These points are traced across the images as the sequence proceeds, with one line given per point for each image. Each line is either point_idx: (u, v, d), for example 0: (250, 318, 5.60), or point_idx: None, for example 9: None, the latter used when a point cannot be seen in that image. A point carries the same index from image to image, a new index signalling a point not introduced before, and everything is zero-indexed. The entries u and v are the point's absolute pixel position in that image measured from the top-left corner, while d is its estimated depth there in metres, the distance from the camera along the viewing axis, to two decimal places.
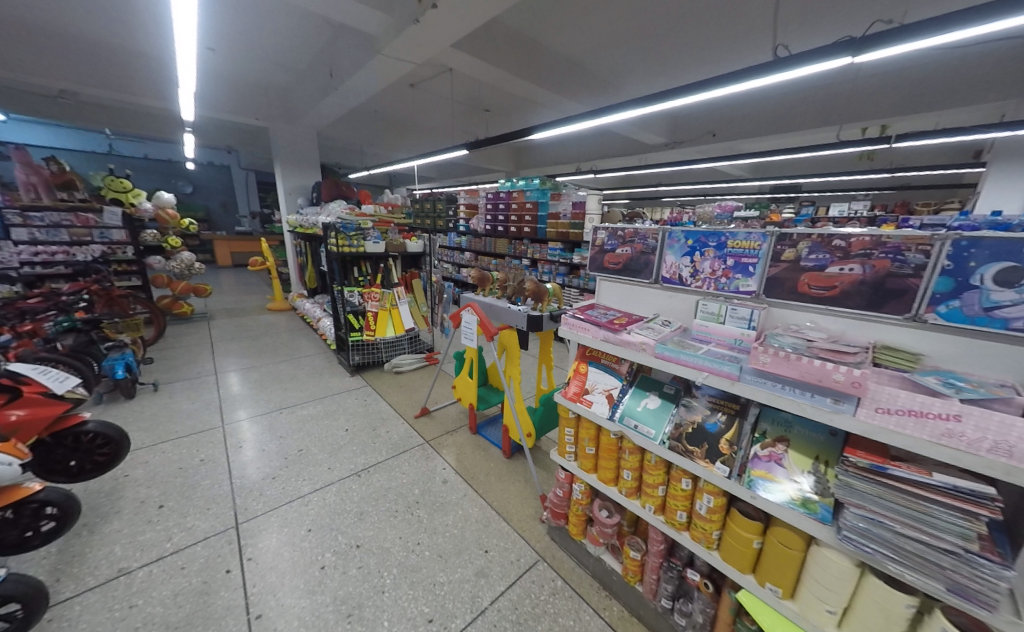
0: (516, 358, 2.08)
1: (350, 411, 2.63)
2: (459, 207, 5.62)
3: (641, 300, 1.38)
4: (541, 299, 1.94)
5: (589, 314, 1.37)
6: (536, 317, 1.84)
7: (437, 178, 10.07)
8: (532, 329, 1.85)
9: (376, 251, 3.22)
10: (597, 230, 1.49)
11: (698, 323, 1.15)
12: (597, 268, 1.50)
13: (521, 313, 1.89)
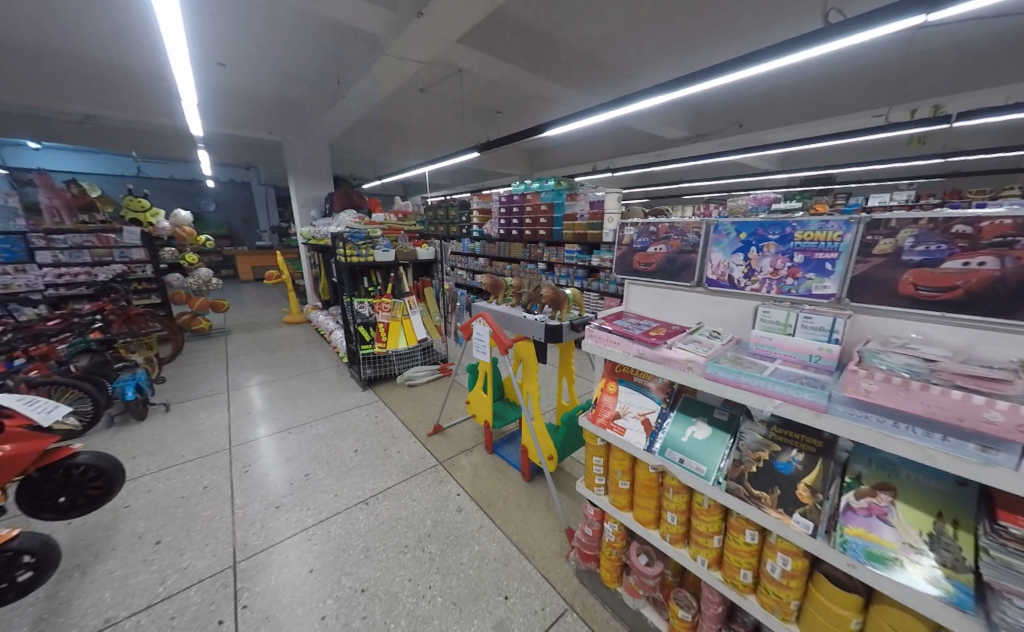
0: (534, 372, 1.85)
1: (360, 429, 2.50)
2: (472, 213, 5.50)
3: (680, 307, 1.17)
4: (560, 307, 1.75)
5: (618, 324, 1.17)
6: (554, 326, 1.65)
7: (451, 185, 10.05)
8: (550, 340, 1.66)
9: (386, 259, 3.11)
10: (624, 226, 1.29)
11: (758, 335, 0.93)
12: (625, 271, 1.30)
13: (537, 323, 1.70)
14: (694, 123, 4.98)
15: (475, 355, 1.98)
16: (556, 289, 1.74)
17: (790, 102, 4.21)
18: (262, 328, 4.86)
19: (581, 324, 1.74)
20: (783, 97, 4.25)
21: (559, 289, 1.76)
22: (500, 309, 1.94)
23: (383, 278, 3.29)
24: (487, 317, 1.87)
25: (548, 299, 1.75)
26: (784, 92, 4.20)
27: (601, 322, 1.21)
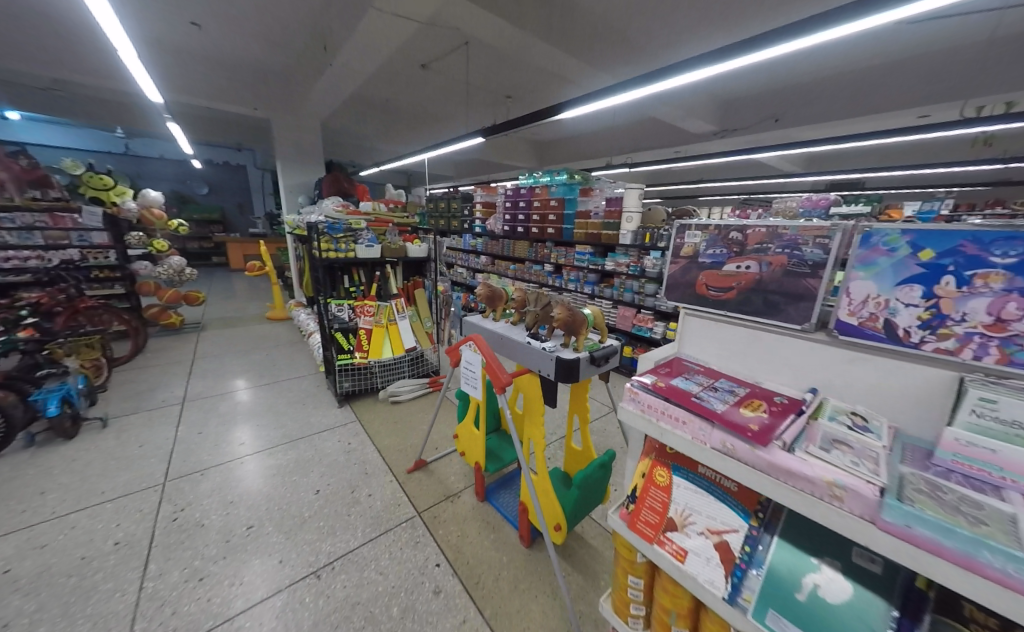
0: (540, 414, 1.41)
1: (328, 460, 2.10)
2: (474, 206, 5.04)
3: (774, 357, 0.77)
4: (577, 334, 1.32)
5: (681, 385, 0.74)
6: (569, 361, 1.22)
7: (456, 177, 9.59)
8: (563, 380, 1.24)
9: (370, 256, 2.67)
10: (683, 231, 0.88)
11: (951, 438, 0.53)
12: (682, 296, 0.90)
13: (547, 354, 1.27)
14: (723, 117, 4.52)
15: (465, 387, 1.57)
16: (572, 310, 1.30)
17: (835, 94, 3.74)
18: (241, 324, 4.46)
19: (604, 356, 1.31)
20: (826, 87, 3.77)
21: (577, 309, 1.33)
22: (500, 328, 1.52)
23: (366, 277, 2.86)
24: (480, 341, 1.44)
25: (560, 324, 1.31)
26: (827, 85, 3.74)
27: (649, 376, 0.80)
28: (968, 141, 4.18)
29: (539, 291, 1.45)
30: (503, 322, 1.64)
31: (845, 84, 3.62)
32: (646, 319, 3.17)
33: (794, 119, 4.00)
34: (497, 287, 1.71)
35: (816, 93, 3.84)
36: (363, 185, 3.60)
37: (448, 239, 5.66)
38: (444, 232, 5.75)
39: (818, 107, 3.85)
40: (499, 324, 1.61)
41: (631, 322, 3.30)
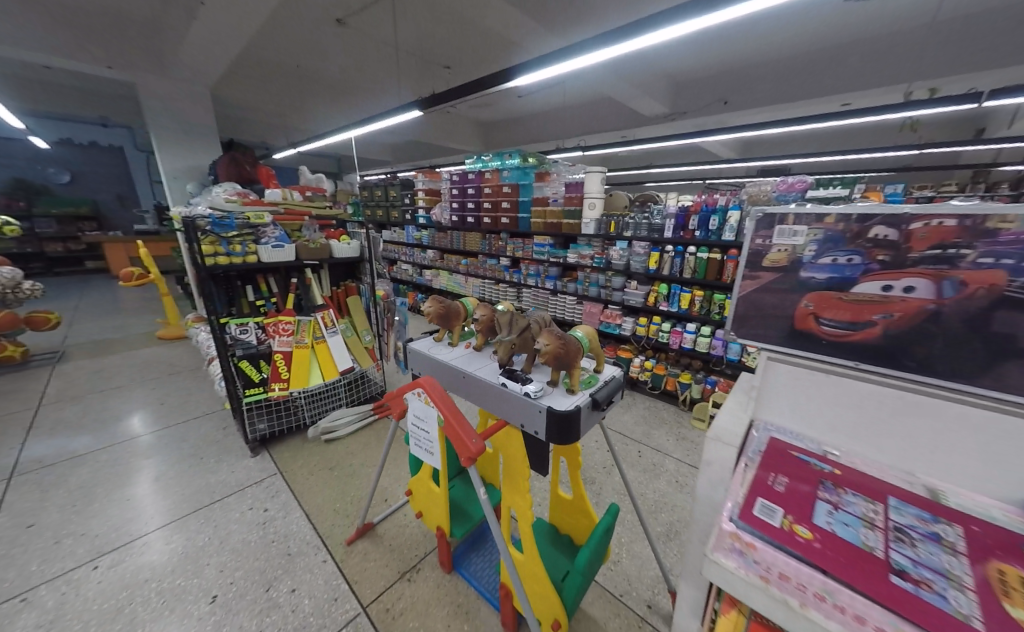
0: (526, 476, 1.01)
1: (233, 545, 1.57)
2: (415, 193, 4.42)
3: (902, 423, 0.66)
4: (570, 370, 0.95)
5: (836, 537, 0.51)
6: (566, 414, 0.83)
7: (392, 162, 8.67)
8: (557, 443, 0.85)
9: (285, 260, 2.08)
10: (771, 235, 0.75)
11: None
12: (763, 321, 0.78)
13: (531, 402, 0.88)
14: (673, 98, 4.35)
15: (416, 446, 1.15)
16: (563, 339, 0.93)
17: (778, 74, 3.68)
18: (118, 349, 3.52)
19: (607, 396, 0.96)
20: (770, 68, 3.70)
21: (569, 335, 0.96)
22: (460, 363, 1.11)
23: (278, 286, 2.24)
24: (432, 387, 1.02)
25: (547, 359, 0.94)
26: (771, 66, 3.68)
27: (771, 510, 0.56)
28: (895, 127, 4.37)
29: (511, 310, 1.07)
30: (465, 350, 1.24)
31: (786, 67, 3.60)
32: (614, 314, 2.91)
33: (743, 102, 3.90)
34: (454, 303, 1.30)
35: (760, 74, 3.77)
36: (267, 168, 2.88)
37: (387, 231, 5.00)
38: (381, 224, 5.07)
39: (763, 88, 3.78)
40: (459, 353, 1.21)
41: (598, 319, 3.01)
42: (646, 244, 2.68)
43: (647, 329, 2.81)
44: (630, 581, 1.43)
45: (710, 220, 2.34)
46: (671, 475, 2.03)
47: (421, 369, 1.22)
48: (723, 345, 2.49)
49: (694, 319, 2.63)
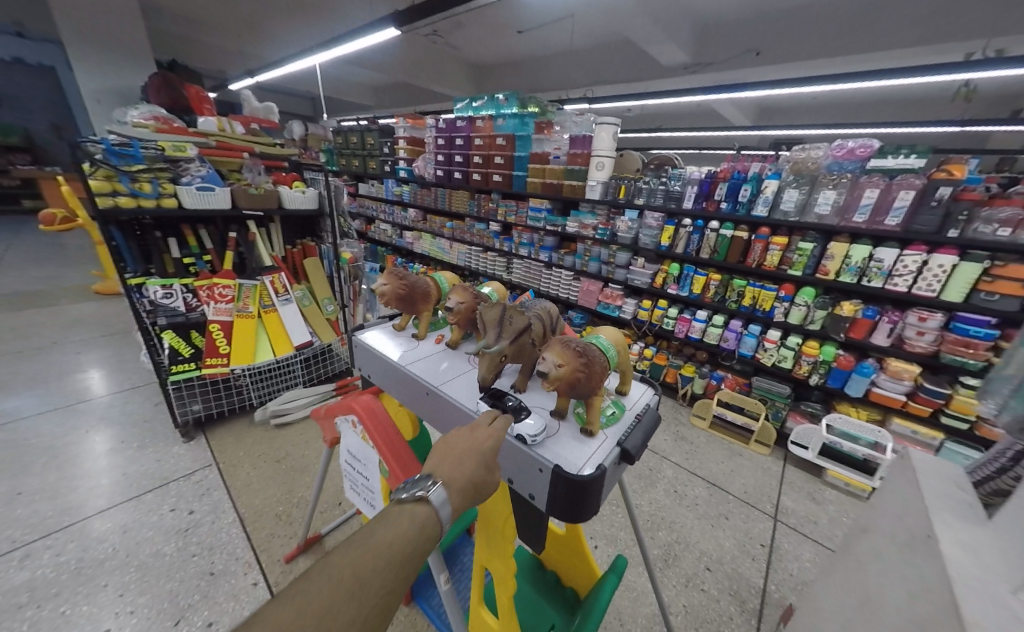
0: (510, 543, 0.75)
1: (141, 560, 1.28)
2: (395, 142, 3.84)
3: None
4: (588, 399, 0.74)
5: None
6: (582, 486, 0.60)
7: (375, 107, 7.80)
8: (562, 518, 0.63)
9: (217, 207, 1.66)
10: None
11: None
12: None
13: (531, 457, 0.65)
14: (695, 47, 3.81)
15: (353, 481, 0.95)
16: (582, 356, 0.70)
17: (818, 22, 3.18)
18: (40, 303, 3.04)
19: (640, 444, 0.74)
20: (809, 13, 3.19)
21: (591, 350, 0.73)
22: (426, 375, 0.88)
23: (214, 240, 1.82)
24: (370, 416, 0.80)
25: (557, 383, 0.71)
26: (814, 10, 3.18)
27: None
28: (944, 99, 3.87)
29: (503, 304, 0.79)
30: (438, 346, 1.04)
31: (830, 12, 3.11)
32: (615, 295, 2.59)
33: (777, 56, 3.40)
34: (420, 280, 1.09)
35: (797, 19, 3.26)
36: (195, 88, 2.31)
37: (364, 184, 4.45)
38: (358, 176, 4.51)
39: (800, 39, 3.29)
40: (428, 355, 0.99)
41: (596, 299, 2.70)
42: (660, 215, 2.32)
43: (651, 314, 2.51)
44: (622, 621, 1.33)
45: (741, 189, 2.00)
46: (669, 482, 1.93)
47: (373, 374, 1.00)
48: (737, 337, 2.23)
49: (705, 306, 2.34)
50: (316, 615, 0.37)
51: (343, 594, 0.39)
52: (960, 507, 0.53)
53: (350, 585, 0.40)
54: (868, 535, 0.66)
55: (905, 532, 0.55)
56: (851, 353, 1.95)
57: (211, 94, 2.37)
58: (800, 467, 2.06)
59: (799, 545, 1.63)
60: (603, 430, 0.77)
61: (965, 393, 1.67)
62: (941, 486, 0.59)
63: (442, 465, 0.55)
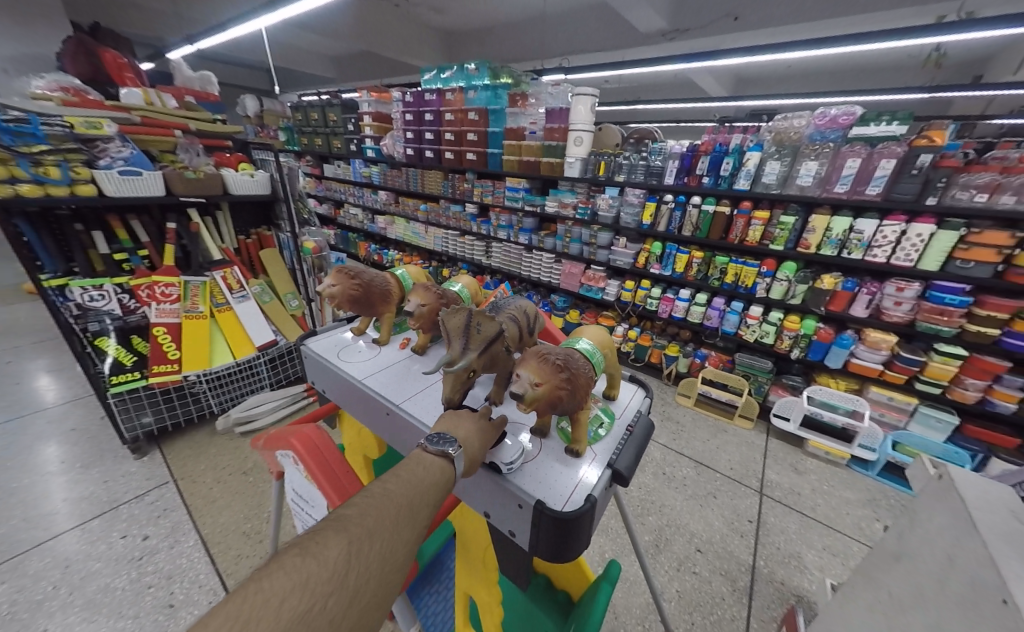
0: (492, 569, 0.81)
1: (87, 597, 1.14)
2: (359, 118, 3.55)
3: None
4: (574, 415, 0.71)
5: None
6: (568, 526, 0.57)
7: (336, 80, 7.24)
8: (547, 558, 0.61)
9: (147, 195, 1.45)
10: None
11: None
12: None
13: (510, 492, 0.62)
14: (673, 12, 3.67)
15: (300, 513, 0.93)
16: (563, 371, 0.67)
17: None
18: None
19: (631, 463, 0.72)
20: None
21: (573, 363, 0.69)
22: (386, 391, 0.82)
23: (148, 231, 1.60)
24: (312, 452, 0.77)
25: (536, 403, 0.67)
26: None
27: None
28: (915, 64, 3.86)
29: (466, 310, 0.72)
30: (403, 353, 0.99)
31: None
32: (597, 277, 2.51)
33: (755, 22, 3.30)
34: (376, 280, 1.04)
35: None
36: (114, 54, 2.00)
37: (329, 165, 4.14)
38: (322, 155, 4.19)
39: (779, 3, 3.20)
40: (391, 364, 0.93)
41: (578, 282, 2.62)
42: (641, 191, 2.22)
43: (634, 295, 2.45)
44: (617, 614, 1.32)
45: (723, 163, 1.93)
46: (657, 465, 1.91)
47: (328, 390, 0.95)
48: (720, 315, 2.21)
49: (687, 285, 2.30)
50: (385, 525, 0.37)
51: (403, 512, 0.40)
52: (1022, 545, 0.50)
53: (406, 509, 0.40)
54: (907, 567, 0.64)
55: (966, 576, 0.52)
56: (830, 325, 1.95)
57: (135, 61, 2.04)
58: (783, 439, 2.08)
59: (785, 518, 1.65)
60: (593, 448, 0.75)
61: (939, 360, 1.67)
62: (998, 520, 0.56)
63: (454, 429, 0.56)
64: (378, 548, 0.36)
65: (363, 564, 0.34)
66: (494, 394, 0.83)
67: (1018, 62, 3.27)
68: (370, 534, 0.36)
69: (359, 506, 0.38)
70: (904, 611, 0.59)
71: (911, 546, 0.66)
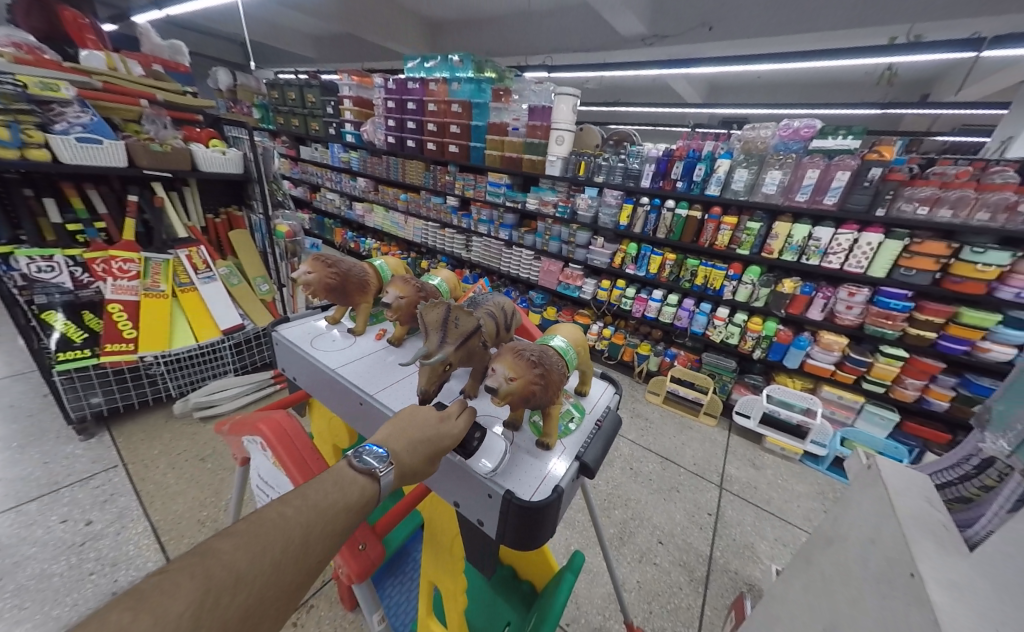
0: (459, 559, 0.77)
1: (19, 583, 1.08)
2: (340, 103, 3.48)
3: None
4: (546, 409, 0.72)
5: None
6: (534, 514, 0.58)
7: (317, 64, 7.07)
8: (513, 547, 0.60)
9: (108, 165, 1.38)
10: None
11: None
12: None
13: (481, 482, 0.62)
14: (652, 19, 3.79)
15: (264, 500, 0.90)
16: (537, 367, 0.68)
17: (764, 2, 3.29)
18: None
19: (599, 456, 0.73)
20: None
21: (546, 359, 0.71)
22: (361, 381, 0.81)
23: (107, 204, 1.53)
24: (281, 440, 0.72)
25: (510, 398, 0.67)
26: None
27: None
28: (870, 82, 4.13)
29: (443, 303, 0.73)
30: (379, 344, 0.98)
31: None
32: (575, 275, 2.56)
33: (727, 32, 3.45)
34: (354, 268, 1.03)
35: None
36: (74, 14, 1.91)
37: (307, 149, 4.04)
38: (300, 139, 4.09)
39: (751, 16, 3.35)
40: (366, 355, 0.92)
41: (556, 279, 2.66)
42: (619, 193, 2.29)
43: (610, 294, 2.51)
44: (579, 604, 1.34)
45: (696, 169, 2.01)
46: (625, 460, 1.96)
47: (299, 377, 0.93)
48: (689, 316, 2.29)
49: (660, 285, 2.38)
50: (260, 568, 0.34)
51: (291, 549, 0.37)
52: (931, 530, 0.52)
53: (295, 547, 0.37)
54: (837, 549, 0.67)
55: (880, 555, 0.54)
56: (790, 328, 2.06)
57: (97, 24, 1.95)
58: (743, 436, 2.18)
59: (742, 510, 1.72)
60: (563, 441, 0.76)
61: (884, 362, 1.79)
62: (917, 505, 0.57)
63: (392, 438, 0.51)
64: (244, 599, 0.33)
65: (222, 616, 0.31)
66: (469, 388, 0.83)
67: (957, 84, 3.56)
68: (237, 580, 0.32)
69: (236, 540, 0.35)
70: (832, 590, 0.62)
71: (840, 528, 0.69)
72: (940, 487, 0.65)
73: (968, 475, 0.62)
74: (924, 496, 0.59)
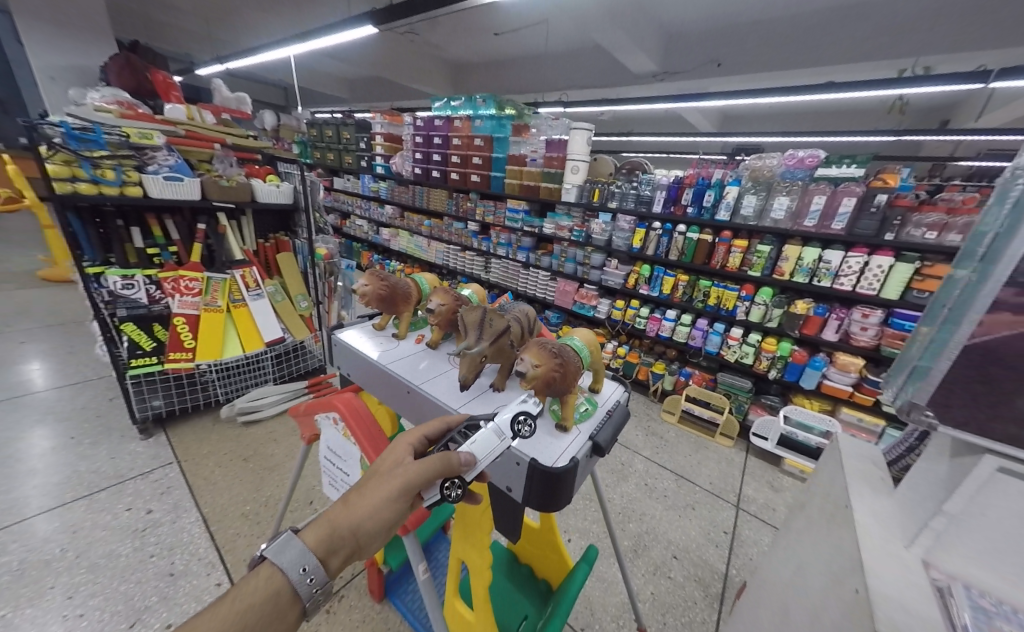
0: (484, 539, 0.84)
1: (92, 560, 1.22)
2: (372, 138, 3.81)
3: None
4: (564, 397, 0.82)
5: None
6: (555, 475, 0.67)
7: (352, 103, 7.70)
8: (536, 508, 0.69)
9: (184, 198, 1.62)
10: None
11: None
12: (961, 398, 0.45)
13: (510, 452, 0.71)
14: (664, 57, 3.99)
15: (331, 473, 1.02)
16: (557, 357, 0.79)
17: (770, 42, 3.45)
18: None
19: (610, 438, 0.83)
20: (766, 28, 3.43)
21: (565, 352, 0.81)
22: (407, 374, 0.94)
23: (179, 231, 1.75)
24: (352, 414, 0.85)
25: (535, 382, 0.79)
26: (767, 28, 3.43)
27: None
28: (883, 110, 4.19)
29: (484, 308, 0.86)
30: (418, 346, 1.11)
31: (780, 31, 3.36)
32: (590, 295, 2.66)
33: (736, 68, 3.61)
34: (400, 282, 1.17)
35: (762, 33, 3.45)
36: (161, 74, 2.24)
37: (341, 179, 4.39)
38: (335, 170, 4.45)
39: (760, 54, 3.51)
40: (408, 354, 1.05)
41: (572, 299, 2.77)
42: (632, 218, 2.41)
43: (624, 313, 2.59)
44: (593, 611, 1.36)
45: (705, 195, 2.11)
46: (640, 476, 1.98)
47: (352, 372, 1.07)
48: (703, 336, 2.32)
49: (674, 306, 2.44)
50: None
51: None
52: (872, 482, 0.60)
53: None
54: None
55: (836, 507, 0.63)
56: (805, 348, 2.07)
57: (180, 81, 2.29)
58: (761, 456, 2.16)
59: (758, 530, 1.71)
60: (580, 425, 0.86)
61: None
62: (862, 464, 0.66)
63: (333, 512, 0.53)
64: None
65: None
66: (499, 380, 0.92)
67: (977, 110, 3.58)
68: None
69: None
70: None
71: None
72: (893, 461, 0.67)
73: (913, 446, 0.63)
74: (871, 460, 0.67)
